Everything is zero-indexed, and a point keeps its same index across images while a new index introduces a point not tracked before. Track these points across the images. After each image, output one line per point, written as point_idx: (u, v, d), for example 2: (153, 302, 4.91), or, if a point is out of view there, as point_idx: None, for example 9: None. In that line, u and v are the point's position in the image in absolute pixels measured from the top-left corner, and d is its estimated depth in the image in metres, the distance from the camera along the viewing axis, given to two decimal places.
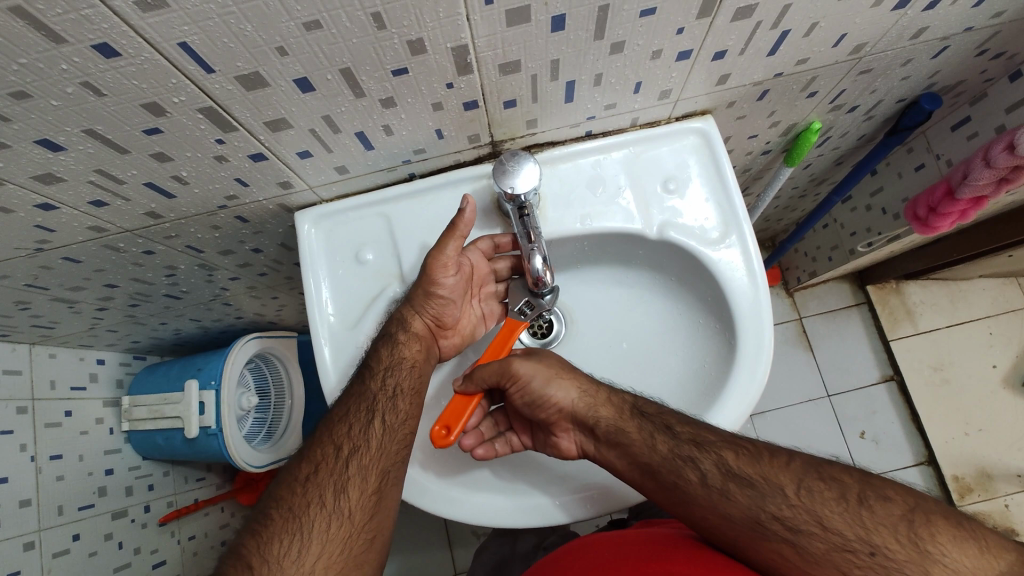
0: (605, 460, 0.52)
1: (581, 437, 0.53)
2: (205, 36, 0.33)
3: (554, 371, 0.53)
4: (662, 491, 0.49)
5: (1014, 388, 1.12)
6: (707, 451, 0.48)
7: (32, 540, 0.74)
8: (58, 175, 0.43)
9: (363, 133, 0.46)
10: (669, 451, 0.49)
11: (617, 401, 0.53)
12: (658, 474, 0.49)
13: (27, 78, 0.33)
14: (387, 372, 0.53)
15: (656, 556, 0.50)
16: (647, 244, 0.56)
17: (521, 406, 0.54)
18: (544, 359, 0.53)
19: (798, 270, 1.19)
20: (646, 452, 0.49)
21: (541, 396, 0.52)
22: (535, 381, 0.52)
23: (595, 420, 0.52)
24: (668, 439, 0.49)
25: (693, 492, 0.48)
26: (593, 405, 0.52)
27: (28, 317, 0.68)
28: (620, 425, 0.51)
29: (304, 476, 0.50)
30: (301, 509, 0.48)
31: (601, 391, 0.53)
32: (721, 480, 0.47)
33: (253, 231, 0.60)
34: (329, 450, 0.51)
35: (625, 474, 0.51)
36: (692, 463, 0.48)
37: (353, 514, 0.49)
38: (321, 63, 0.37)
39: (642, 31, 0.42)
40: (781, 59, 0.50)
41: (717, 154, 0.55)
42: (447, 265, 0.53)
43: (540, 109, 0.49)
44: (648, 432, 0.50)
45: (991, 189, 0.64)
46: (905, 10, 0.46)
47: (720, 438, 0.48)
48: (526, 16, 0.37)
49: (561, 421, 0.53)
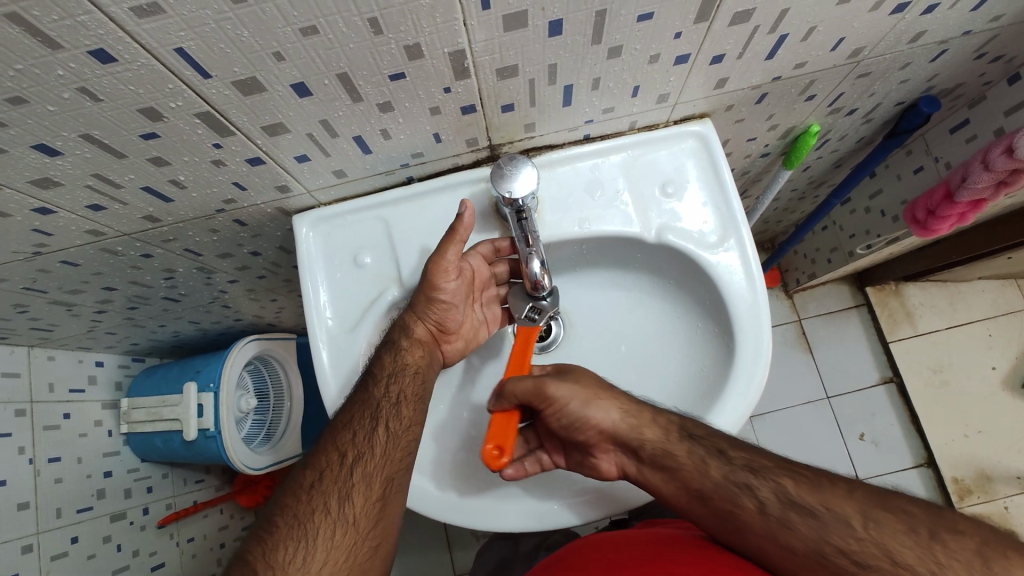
0: (649, 481, 0.52)
1: (623, 457, 0.52)
2: (202, 42, 0.33)
3: (592, 391, 0.52)
4: (717, 519, 0.49)
5: (1013, 390, 1.12)
6: (765, 479, 0.48)
7: (31, 543, 0.74)
8: (55, 179, 0.43)
9: (361, 137, 0.46)
10: (723, 476, 0.49)
11: (663, 422, 0.51)
12: (712, 500, 0.49)
13: (24, 84, 0.33)
14: (390, 379, 0.53)
15: (661, 556, 0.50)
16: (646, 247, 0.56)
17: (558, 427, 0.53)
18: (576, 377, 0.52)
19: (798, 272, 1.19)
20: (699, 477, 0.49)
21: (583, 419, 0.51)
22: (576, 404, 0.51)
23: (639, 442, 0.51)
24: (722, 464, 0.49)
25: (749, 520, 0.47)
26: (636, 426, 0.51)
27: (27, 319, 0.68)
28: (667, 447, 0.50)
29: (309, 483, 0.50)
30: (306, 517, 0.48)
31: (644, 412, 0.52)
32: (780, 509, 0.46)
33: (252, 234, 0.60)
34: (333, 457, 0.51)
35: (676, 498, 0.51)
36: (749, 490, 0.48)
37: (358, 521, 0.49)
38: (318, 68, 0.37)
39: (640, 36, 0.42)
40: (780, 63, 0.50)
41: (715, 157, 0.55)
42: (450, 270, 0.53)
43: (538, 113, 0.49)
44: (700, 456, 0.49)
45: (990, 192, 0.64)
46: (903, 14, 0.46)
47: (776, 465, 0.49)
48: (523, 21, 0.37)
49: (601, 442, 0.52)
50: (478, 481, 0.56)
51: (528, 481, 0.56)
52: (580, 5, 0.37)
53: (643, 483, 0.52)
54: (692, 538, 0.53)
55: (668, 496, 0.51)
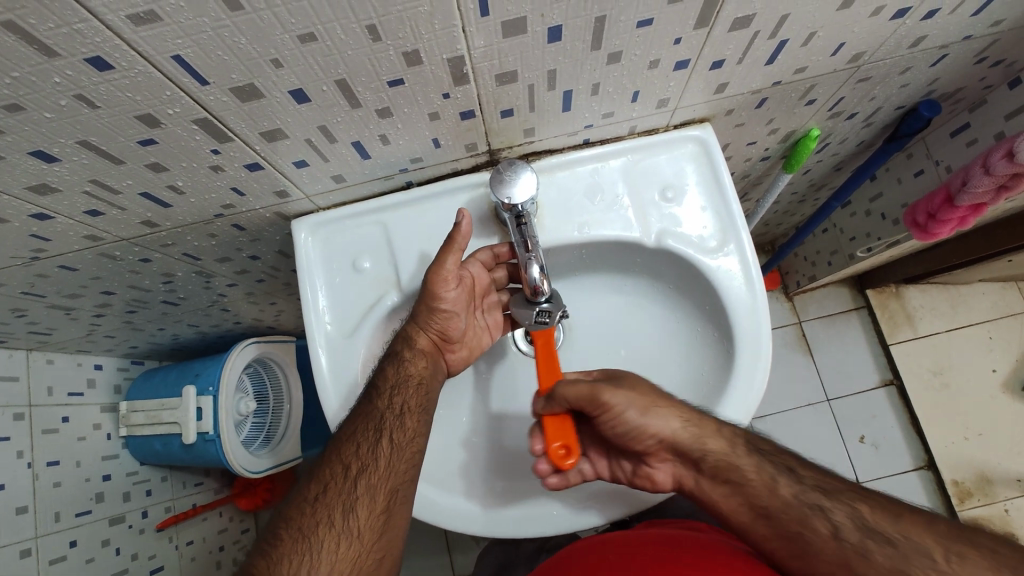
0: (705, 493, 0.52)
1: (679, 467, 0.53)
2: (199, 49, 0.33)
3: (650, 400, 0.51)
4: (784, 542, 0.47)
5: (1014, 393, 1.12)
6: (838, 502, 0.46)
7: (30, 547, 0.74)
8: (53, 185, 0.42)
9: (360, 142, 0.46)
10: (795, 497, 0.47)
11: (728, 434, 0.51)
12: (781, 520, 0.47)
13: (21, 91, 0.33)
14: (393, 390, 0.53)
15: (672, 557, 0.51)
16: (646, 252, 0.56)
17: (612, 436, 0.52)
18: (627, 386, 0.50)
19: (798, 274, 1.19)
20: (766, 495, 0.48)
21: (642, 428, 0.51)
22: (636, 413, 0.50)
23: (703, 453, 0.50)
24: (792, 483, 0.48)
25: (820, 545, 0.45)
26: (700, 436, 0.50)
27: (25, 323, 0.68)
28: (731, 460, 0.50)
29: (313, 496, 0.50)
30: (311, 531, 0.48)
31: (707, 422, 0.51)
32: (856, 536, 0.44)
33: (251, 239, 0.60)
34: (337, 470, 0.51)
35: (736, 515, 0.50)
36: (821, 513, 0.46)
37: (362, 534, 0.49)
38: (316, 75, 0.37)
39: (640, 41, 0.41)
40: (780, 68, 0.50)
41: (716, 162, 0.55)
42: (449, 277, 0.53)
43: (538, 118, 0.49)
44: (770, 474, 0.49)
45: (990, 197, 0.64)
46: (903, 19, 0.46)
47: (849, 490, 0.48)
48: (522, 27, 0.37)
49: (658, 451, 0.52)
50: (477, 487, 0.56)
51: (529, 485, 0.56)
52: (579, 11, 0.37)
53: (699, 493, 0.53)
54: (697, 541, 0.55)
55: (726, 511, 0.51)
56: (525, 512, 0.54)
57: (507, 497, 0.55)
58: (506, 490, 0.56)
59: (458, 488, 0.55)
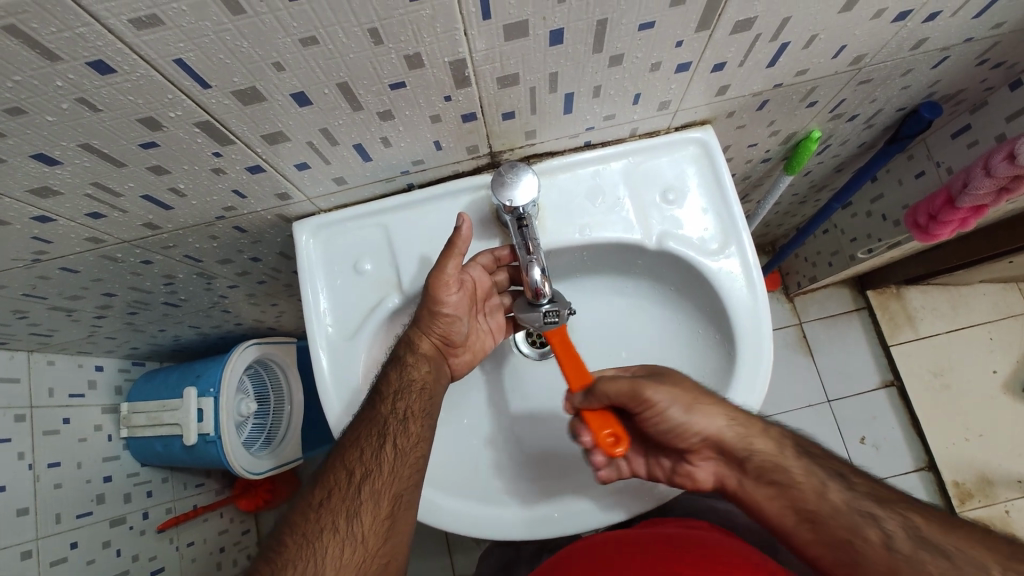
0: (748, 495, 0.52)
1: (722, 466, 0.54)
2: (201, 52, 0.33)
3: (695, 398, 0.51)
4: (832, 549, 0.47)
5: (1014, 394, 1.12)
6: (891, 512, 0.46)
7: (31, 548, 0.74)
8: (54, 188, 0.42)
9: (361, 145, 0.46)
10: (846, 503, 0.47)
11: (775, 435, 0.52)
12: (831, 527, 0.47)
13: (23, 95, 0.33)
14: (397, 395, 0.53)
15: (679, 559, 0.52)
16: (647, 255, 0.56)
17: (655, 432, 0.53)
18: (673, 380, 0.51)
19: (798, 275, 1.19)
20: (814, 500, 0.48)
21: (693, 425, 0.51)
22: (684, 406, 0.50)
23: (749, 452, 0.51)
24: (843, 490, 0.48)
25: (872, 554, 0.45)
26: (747, 436, 0.51)
27: (26, 325, 0.68)
28: (779, 461, 0.51)
29: (317, 502, 0.50)
30: (315, 537, 0.48)
31: (754, 423, 0.52)
32: (910, 548, 0.43)
33: (252, 241, 0.60)
34: (341, 476, 0.51)
35: (780, 518, 0.50)
36: (874, 521, 0.46)
37: (366, 539, 0.49)
38: (318, 78, 0.37)
39: (641, 44, 0.41)
40: (781, 70, 0.50)
41: (717, 164, 0.55)
42: (449, 281, 0.52)
43: (539, 120, 0.49)
44: (820, 479, 0.49)
45: (991, 199, 0.64)
46: (905, 22, 0.46)
47: (903, 503, 0.47)
48: (524, 30, 0.37)
49: (703, 449, 0.53)
50: (479, 488, 0.56)
51: (531, 488, 0.56)
52: (581, 14, 0.37)
53: (739, 495, 0.53)
54: (702, 541, 0.55)
55: (771, 514, 0.51)
56: (525, 515, 0.54)
57: (507, 498, 0.55)
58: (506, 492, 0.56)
59: (458, 488, 0.55)
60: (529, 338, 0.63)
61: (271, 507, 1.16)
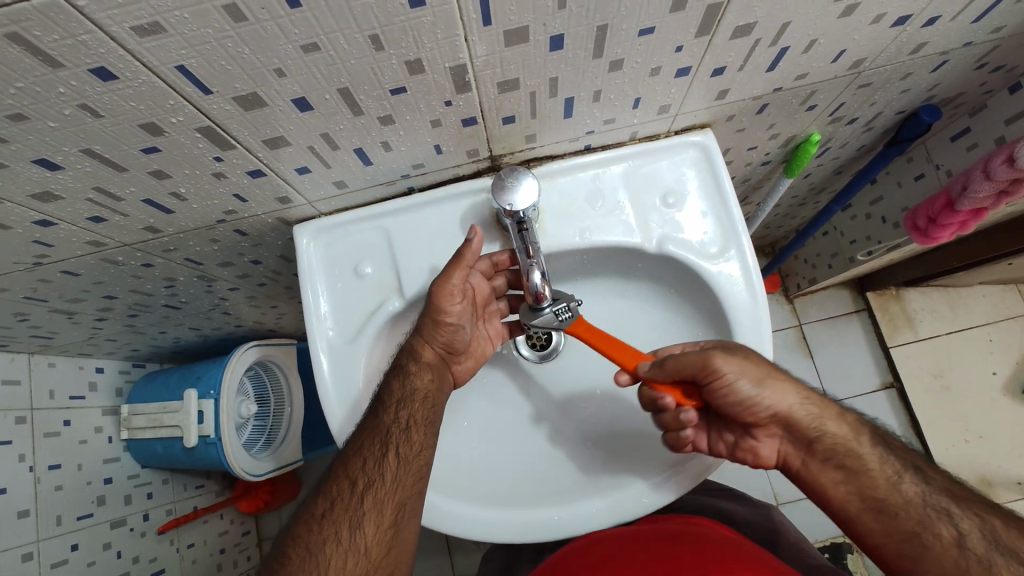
0: (812, 475, 0.53)
1: (786, 444, 0.55)
2: (203, 59, 0.33)
3: (765, 373, 0.50)
4: (896, 538, 0.48)
5: (1014, 396, 1.12)
6: (967, 511, 0.47)
7: (32, 550, 0.74)
8: (56, 193, 0.42)
9: (362, 149, 0.46)
10: (921, 497, 0.48)
11: (853, 421, 0.53)
12: (902, 518, 0.48)
13: (25, 101, 0.33)
14: (400, 404, 0.53)
15: (681, 562, 0.51)
16: (647, 258, 0.56)
17: (724, 407, 0.53)
18: (750, 356, 0.50)
19: (798, 277, 1.19)
20: (887, 490, 0.49)
21: (767, 400, 0.52)
22: (767, 383, 0.51)
23: (820, 433, 0.52)
24: (917, 483, 0.49)
25: (942, 549, 0.45)
26: (819, 417, 0.52)
27: (27, 327, 0.68)
28: (851, 446, 0.51)
29: (320, 513, 0.51)
30: (318, 549, 0.48)
31: (826, 406, 0.53)
32: (984, 549, 0.44)
33: (252, 244, 0.60)
34: (344, 486, 0.51)
35: (843, 503, 0.51)
36: (947, 518, 0.47)
37: (369, 550, 0.49)
38: (319, 83, 0.37)
39: (641, 49, 0.42)
40: (781, 74, 0.50)
41: (717, 168, 0.55)
42: (455, 291, 0.53)
43: (539, 124, 0.49)
44: (894, 470, 0.50)
45: (991, 202, 0.64)
46: (904, 27, 0.46)
47: (978, 502, 0.48)
48: (525, 36, 0.37)
49: (770, 424, 0.53)
50: (479, 490, 0.56)
51: (533, 491, 0.56)
52: (581, 19, 0.37)
53: (801, 473, 0.54)
54: (703, 540, 0.55)
55: (836, 499, 0.51)
56: (523, 518, 0.54)
57: (506, 500, 0.55)
58: (504, 495, 0.56)
59: (456, 491, 0.55)
60: (529, 341, 0.63)
61: (271, 508, 1.16)
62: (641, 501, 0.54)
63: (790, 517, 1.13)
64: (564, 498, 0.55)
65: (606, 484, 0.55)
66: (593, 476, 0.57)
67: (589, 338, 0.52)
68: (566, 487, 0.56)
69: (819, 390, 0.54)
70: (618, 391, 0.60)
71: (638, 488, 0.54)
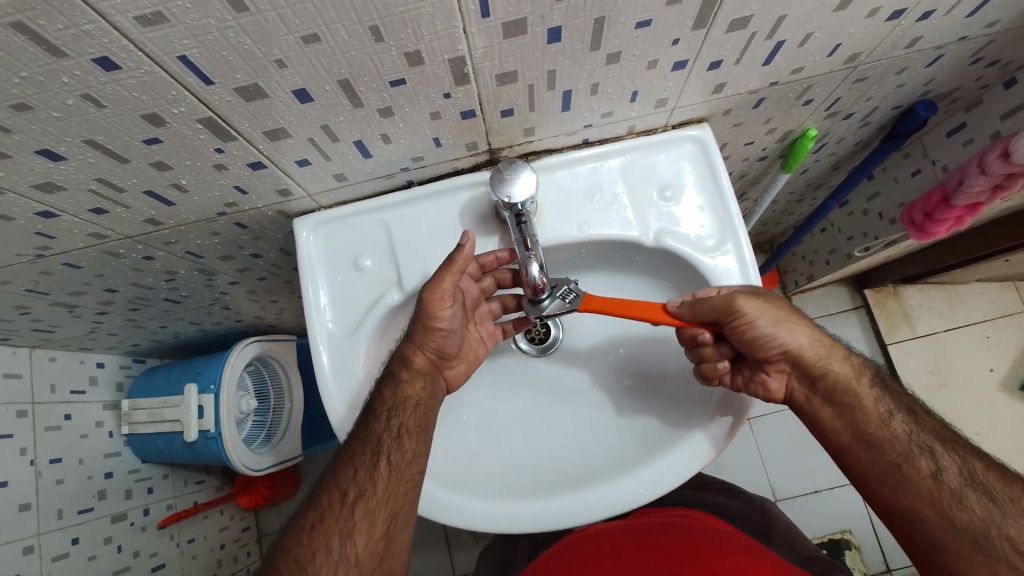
0: (813, 411, 0.54)
1: (794, 381, 0.55)
2: (205, 49, 0.33)
3: (783, 315, 0.53)
4: (878, 467, 0.49)
5: (1011, 392, 1.13)
6: (952, 451, 0.48)
7: (32, 544, 0.75)
8: (59, 184, 0.43)
9: (361, 141, 0.47)
10: (908, 434, 0.49)
11: (856, 362, 0.54)
12: (886, 451, 0.49)
13: (29, 91, 0.33)
14: (390, 413, 0.53)
15: (678, 561, 0.52)
16: (644, 251, 0.56)
17: (737, 344, 0.54)
18: (771, 301, 0.52)
19: (797, 274, 1.19)
20: (878, 424, 0.50)
21: (782, 337, 0.53)
22: (782, 324, 0.53)
23: (824, 371, 0.53)
24: (908, 421, 0.50)
25: (918, 479, 0.47)
26: (825, 356, 0.53)
27: (29, 321, 0.69)
28: (852, 384, 0.52)
29: (310, 525, 0.50)
30: (308, 558, 0.48)
31: (833, 347, 0.54)
32: (958, 483, 0.46)
33: (252, 237, 0.61)
34: (335, 496, 0.51)
35: (837, 436, 0.53)
36: (929, 454, 0.48)
37: (359, 560, 0.49)
38: (319, 75, 0.38)
39: (638, 42, 0.42)
40: (777, 68, 0.50)
41: (713, 162, 0.56)
42: (442, 296, 0.53)
43: (537, 118, 0.49)
44: (887, 408, 0.51)
45: (986, 196, 0.64)
46: (898, 21, 0.46)
47: (966, 447, 0.49)
48: (523, 28, 0.37)
49: (782, 362, 0.54)
50: (477, 481, 0.57)
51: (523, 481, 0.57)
52: (578, 12, 0.37)
53: (805, 408, 0.55)
54: (698, 536, 0.55)
55: (830, 431, 0.53)
56: (518, 513, 0.54)
57: (501, 488, 0.56)
58: (500, 488, 0.56)
59: (450, 481, 0.56)
60: (528, 335, 0.64)
61: (270, 504, 1.16)
62: (638, 493, 0.54)
63: (788, 514, 1.13)
64: (562, 489, 0.55)
65: (602, 476, 0.55)
66: (589, 469, 0.57)
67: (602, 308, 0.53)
68: (561, 478, 0.57)
69: (829, 334, 0.55)
70: (614, 385, 0.61)
71: (636, 478, 0.54)
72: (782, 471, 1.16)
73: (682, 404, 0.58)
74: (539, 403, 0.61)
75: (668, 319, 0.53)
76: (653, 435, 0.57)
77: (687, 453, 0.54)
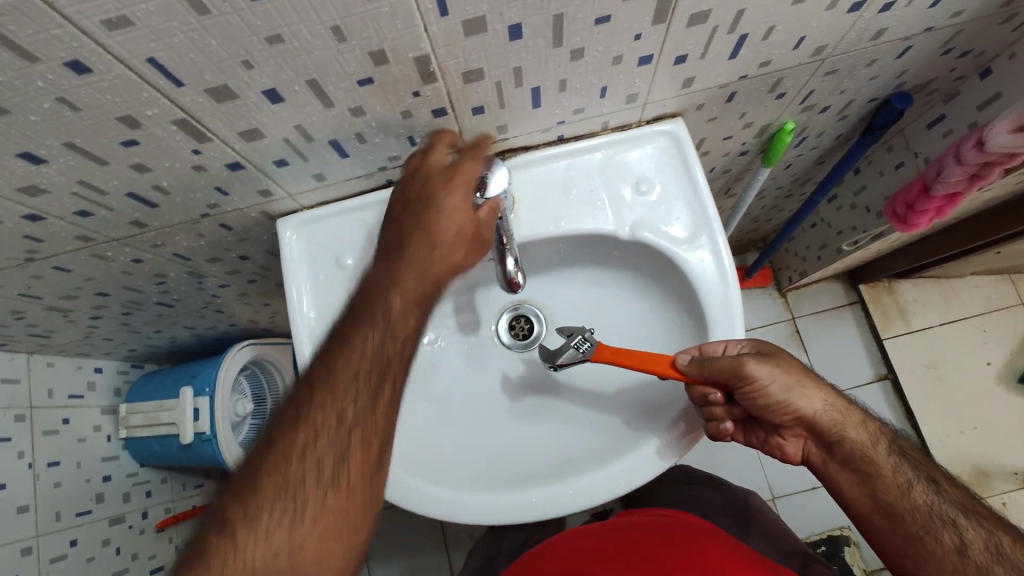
0: (829, 473, 0.55)
1: (810, 443, 0.55)
2: (171, 52, 0.34)
3: (796, 379, 0.52)
4: (899, 537, 0.50)
5: (1009, 385, 1.13)
6: (975, 524, 0.48)
7: (31, 545, 0.76)
8: (43, 187, 0.44)
9: (337, 141, 0.48)
10: (929, 505, 0.49)
11: (873, 429, 0.53)
12: (906, 522, 0.49)
13: (6, 95, 0.35)
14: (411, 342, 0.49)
15: (656, 558, 0.52)
16: (621, 245, 0.57)
17: (750, 408, 0.54)
18: (780, 362, 0.52)
19: (789, 270, 1.19)
20: (897, 496, 0.50)
21: (794, 403, 0.52)
22: (794, 390, 0.52)
23: (839, 438, 0.53)
24: (929, 492, 0.50)
25: (940, 554, 0.47)
26: (839, 422, 0.53)
27: (24, 325, 0.70)
28: (868, 452, 0.52)
29: (295, 443, 0.44)
30: (244, 538, 0.40)
31: (849, 412, 0.53)
32: (984, 558, 0.46)
33: (238, 239, 0.62)
34: (327, 413, 0.45)
35: (856, 502, 0.53)
36: (951, 526, 0.48)
37: (351, 484, 0.44)
38: (286, 75, 0.39)
39: (600, 38, 0.43)
40: (743, 62, 0.51)
41: (686, 156, 0.56)
42: (465, 239, 0.50)
43: (508, 115, 0.50)
44: (907, 477, 0.50)
45: (965, 185, 0.65)
46: (860, 12, 0.47)
47: (992, 519, 0.48)
48: (483, 26, 0.39)
49: (797, 426, 0.54)
50: (465, 474, 0.57)
51: (511, 477, 0.57)
52: (536, 9, 0.38)
53: (823, 471, 0.55)
54: (676, 535, 0.56)
55: (847, 495, 0.53)
56: (503, 501, 0.55)
57: (491, 484, 0.57)
58: (489, 479, 0.57)
59: (435, 476, 0.56)
60: (512, 329, 0.64)
61: None
62: (618, 483, 0.54)
63: (785, 511, 1.13)
64: (541, 481, 0.56)
65: (578, 468, 0.56)
66: (566, 464, 0.57)
67: (617, 359, 0.53)
68: (545, 472, 0.57)
69: (845, 396, 0.55)
70: (588, 380, 0.62)
71: (618, 469, 0.55)
72: (779, 468, 1.15)
73: (658, 397, 0.58)
74: (525, 419, 0.61)
75: (675, 374, 0.52)
76: (625, 431, 0.58)
77: (661, 444, 0.55)
